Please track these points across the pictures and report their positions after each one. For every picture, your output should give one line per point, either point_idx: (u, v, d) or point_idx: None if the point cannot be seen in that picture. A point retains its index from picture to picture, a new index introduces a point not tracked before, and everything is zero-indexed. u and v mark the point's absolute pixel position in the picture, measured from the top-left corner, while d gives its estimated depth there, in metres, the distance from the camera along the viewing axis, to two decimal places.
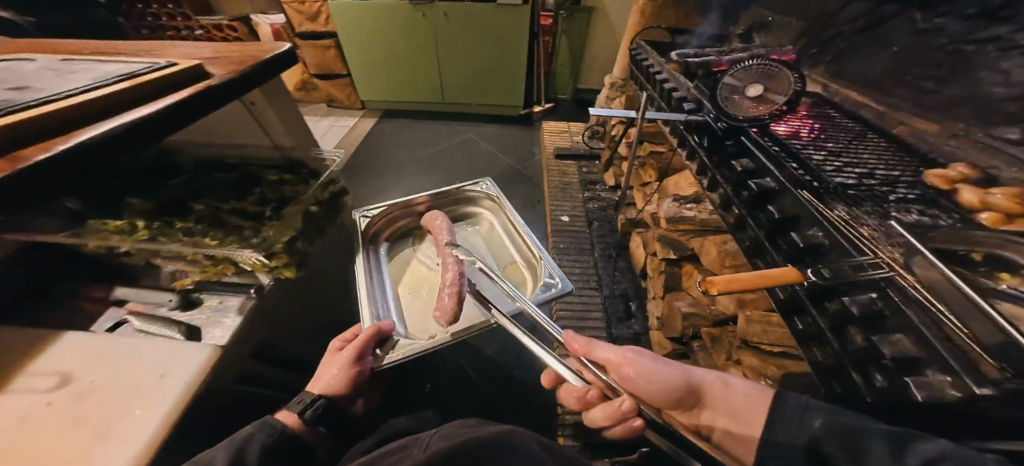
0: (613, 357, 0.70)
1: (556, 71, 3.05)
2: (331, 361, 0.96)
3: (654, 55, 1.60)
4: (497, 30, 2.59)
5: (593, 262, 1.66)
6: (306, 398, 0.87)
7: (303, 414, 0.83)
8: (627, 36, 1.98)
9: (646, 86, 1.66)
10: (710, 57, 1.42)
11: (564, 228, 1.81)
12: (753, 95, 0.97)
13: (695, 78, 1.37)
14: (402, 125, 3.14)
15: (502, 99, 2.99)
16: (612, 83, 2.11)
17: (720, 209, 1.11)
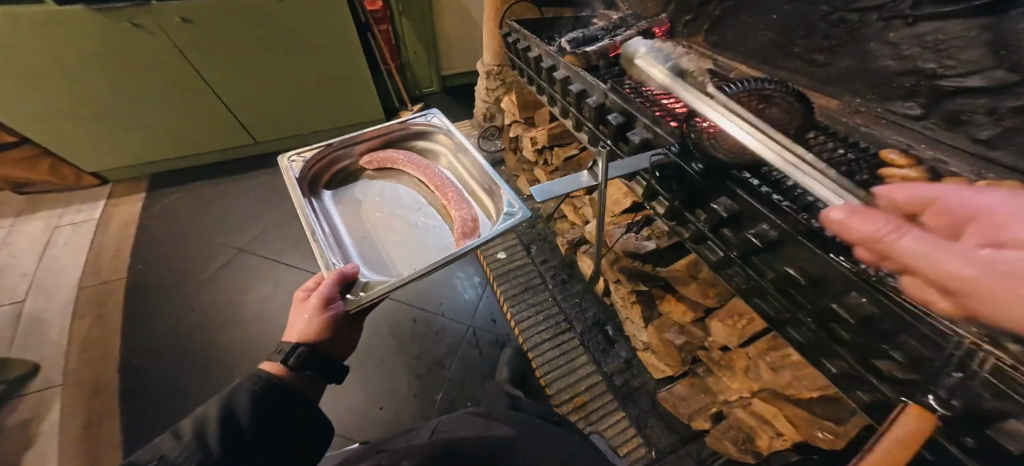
0: (935, 268, 0.30)
1: (411, 64, 2.45)
2: (299, 310, 0.91)
3: (536, 44, 1.26)
4: (280, 28, 1.81)
5: (555, 299, 1.49)
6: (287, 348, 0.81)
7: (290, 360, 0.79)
8: (489, 17, 1.59)
9: (540, 85, 1.32)
10: (604, 41, 1.14)
11: (503, 271, 1.56)
12: (752, 127, 0.68)
13: (602, 77, 1.07)
14: (207, 190, 2.17)
15: (335, 113, 2.25)
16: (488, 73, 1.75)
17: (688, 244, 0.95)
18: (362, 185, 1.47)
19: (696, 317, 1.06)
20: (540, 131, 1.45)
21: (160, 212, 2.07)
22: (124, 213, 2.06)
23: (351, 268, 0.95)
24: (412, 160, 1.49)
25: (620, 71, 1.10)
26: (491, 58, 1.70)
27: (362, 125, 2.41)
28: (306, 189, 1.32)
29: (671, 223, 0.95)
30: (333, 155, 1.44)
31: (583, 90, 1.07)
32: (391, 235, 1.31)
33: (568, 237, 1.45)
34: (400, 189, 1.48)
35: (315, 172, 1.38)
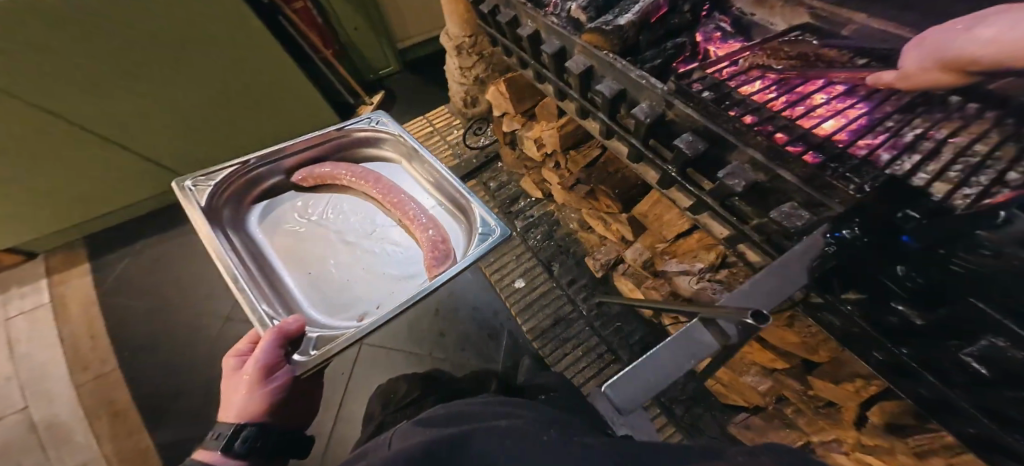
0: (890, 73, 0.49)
1: (354, 43, 1.97)
2: (233, 381, 0.74)
3: (530, 14, 0.87)
4: (130, 21, 1.27)
5: (592, 329, 1.23)
6: (226, 432, 0.66)
7: (232, 449, 0.64)
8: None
9: (543, 71, 0.94)
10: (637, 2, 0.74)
11: (525, 302, 1.31)
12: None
13: (647, 63, 0.70)
14: (172, 244, 1.89)
15: (280, 119, 1.87)
16: (461, 51, 1.40)
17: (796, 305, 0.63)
18: (298, 205, 1.12)
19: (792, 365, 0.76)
20: (546, 130, 1.11)
21: (124, 281, 1.79)
22: (85, 290, 1.78)
23: (289, 322, 0.78)
24: (357, 172, 1.13)
25: (676, 46, 0.72)
26: (461, 29, 1.34)
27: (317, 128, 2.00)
28: (220, 224, 0.99)
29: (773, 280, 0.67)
30: (252, 176, 1.08)
31: (622, 89, 0.72)
32: (342, 269, 1.02)
33: (601, 259, 1.16)
34: (345, 208, 1.14)
35: (231, 201, 1.04)
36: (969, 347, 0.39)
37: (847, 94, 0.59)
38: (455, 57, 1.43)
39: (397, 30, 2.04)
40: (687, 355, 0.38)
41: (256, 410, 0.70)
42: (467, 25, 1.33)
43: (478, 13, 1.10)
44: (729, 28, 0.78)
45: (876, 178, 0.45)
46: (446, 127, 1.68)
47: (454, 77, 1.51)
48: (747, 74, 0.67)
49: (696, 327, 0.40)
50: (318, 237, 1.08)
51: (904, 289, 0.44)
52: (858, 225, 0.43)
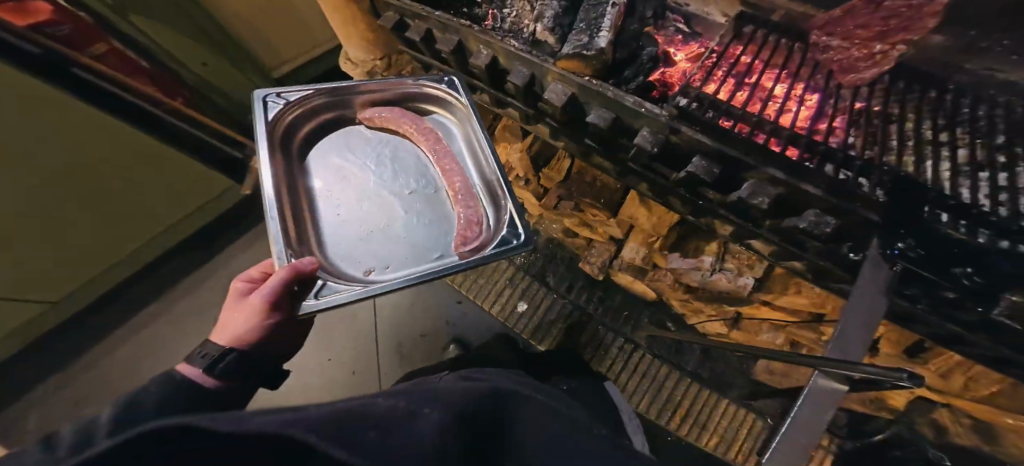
0: None
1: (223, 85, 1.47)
2: (236, 303, 0.63)
3: (483, 40, 0.79)
4: None
5: (604, 326, 1.25)
6: (211, 351, 0.56)
7: (212, 370, 0.55)
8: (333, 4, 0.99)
9: (506, 99, 0.89)
10: (602, 20, 0.72)
11: (536, 323, 1.29)
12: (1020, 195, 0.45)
13: (630, 83, 0.72)
14: (52, 406, 1.40)
15: (152, 208, 1.38)
16: (373, 76, 1.25)
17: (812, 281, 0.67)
18: (353, 144, 0.85)
19: (804, 320, 0.85)
20: (512, 153, 1.11)
21: None
22: None
23: (310, 260, 0.60)
24: (418, 125, 0.82)
25: (651, 57, 0.74)
26: (367, 52, 1.18)
27: (204, 202, 1.53)
28: (282, 145, 0.78)
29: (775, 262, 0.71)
30: (321, 100, 0.84)
31: (614, 115, 0.70)
32: (377, 235, 0.75)
33: (596, 262, 1.08)
34: (395, 163, 0.84)
35: (303, 118, 0.82)
36: (996, 308, 0.42)
37: (804, 85, 0.64)
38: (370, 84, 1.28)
39: None
40: (827, 406, 0.41)
41: (250, 336, 0.59)
42: (375, 48, 1.16)
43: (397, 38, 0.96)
44: (686, 28, 0.79)
45: (883, 176, 0.49)
46: None
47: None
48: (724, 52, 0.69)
49: (820, 377, 0.42)
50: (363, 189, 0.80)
51: (959, 285, 0.43)
52: (908, 238, 0.44)
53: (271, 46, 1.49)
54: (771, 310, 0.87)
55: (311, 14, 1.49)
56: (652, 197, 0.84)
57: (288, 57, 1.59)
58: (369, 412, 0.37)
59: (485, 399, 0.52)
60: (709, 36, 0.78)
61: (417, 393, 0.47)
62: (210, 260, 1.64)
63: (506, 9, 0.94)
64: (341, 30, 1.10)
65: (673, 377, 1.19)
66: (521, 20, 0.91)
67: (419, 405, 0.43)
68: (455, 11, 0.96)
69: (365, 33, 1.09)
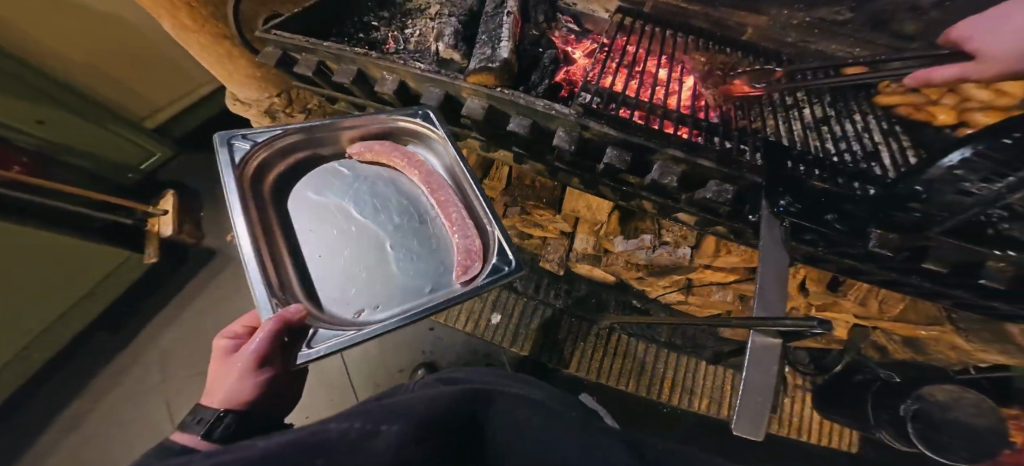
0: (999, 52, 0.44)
1: (69, 143, 1.29)
2: (221, 365, 0.50)
3: (384, 66, 0.79)
4: None
5: (577, 317, 1.29)
6: (203, 417, 0.43)
7: (211, 435, 0.41)
8: (198, 42, 0.96)
9: None
10: (497, 30, 0.74)
11: (511, 330, 1.30)
12: (833, 150, 0.65)
13: (538, 87, 0.73)
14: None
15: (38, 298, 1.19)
16: (274, 112, 1.23)
17: (735, 240, 0.73)
18: (329, 182, 0.68)
19: (741, 274, 0.91)
20: None
21: None
22: None
23: (300, 305, 0.50)
24: (396, 157, 0.66)
25: (552, 59, 0.76)
26: (262, 91, 1.16)
27: (103, 276, 1.35)
28: (259, 193, 0.62)
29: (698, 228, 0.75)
30: (291, 139, 0.67)
31: (532, 121, 0.72)
32: (371, 282, 0.58)
33: (554, 259, 1.11)
34: (376, 195, 0.67)
35: (276, 160, 0.66)
36: (870, 242, 0.52)
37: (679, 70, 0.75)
38: (271, 120, 1.26)
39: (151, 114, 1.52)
40: (769, 364, 0.44)
41: (248, 395, 0.46)
42: (264, 84, 1.13)
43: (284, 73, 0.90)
44: (577, 27, 0.87)
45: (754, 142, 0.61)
46: None
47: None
48: (614, 44, 0.78)
49: (758, 339, 0.45)
50: (344, 233, 0.63)
51: (834, 230, 0.55)
52: (785, 193, 0.56)
53: (124, 92, 1.35)
54: (711, 271, 0.93)
55: (176, 55, 1.38)
56: (582, 188, 0.88)
57: (160, 105, 1.48)
58: (319, 439, 0.32)
59: (460, 403, 0.45)
60: (599, 31, 0.87)
61: (372, 412, 0.40)
62: (130, 344, 1.43)
63: (408, 30, 0.97)
64: (219, 69, 1.07)
65: (651, 351, 1.26)
66: (425, 39, 0.94)
67: (373, 423, 0.37)
68: (350, 37, 0.95)
69: (249, 69, 1.06)
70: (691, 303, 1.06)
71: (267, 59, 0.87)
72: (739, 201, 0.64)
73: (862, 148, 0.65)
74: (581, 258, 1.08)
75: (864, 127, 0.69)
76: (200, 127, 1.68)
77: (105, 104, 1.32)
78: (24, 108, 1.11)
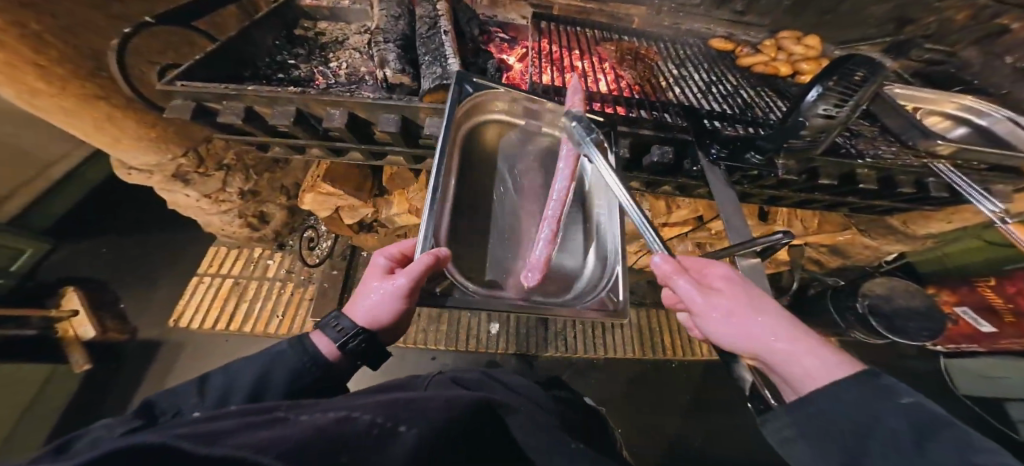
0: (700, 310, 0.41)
1: None
2: (372, 282, 0.54)
3: (329, 102, 0.77)
4: None
5: None
6: (344, 327, 0.52)
7: (346, 346, 0.50)
8: (65, 108, 0.81)
9: (383, 148, 0.90)
10: (436, 49, 0.78)
11: (508, 334, 1.32)
12: (727, 108, 0.84)
13: None
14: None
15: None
16: (185, 176, 1.08)
17: (680, 194, 0.85)
18: (506, 150, 0.68)
19: (691, 225, 1.05)
20: (409, 196, 1.12)
21: None
22: None
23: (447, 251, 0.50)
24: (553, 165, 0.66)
25: (496, 68, 0.81)
26: (161, 153, 1.00)
27: (26, 405, 1.05)
28: (455, 136, 0.62)
29: (650, 189, 0.85)
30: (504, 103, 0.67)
31: None
32: (500, 267, 0.59)
33: None
34: (516, 179, 0.66)
35: (479, 113, 0.66)
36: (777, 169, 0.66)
37: (594, 64, 0.88)
38: (183, 186, 1.09)
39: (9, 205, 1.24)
40: (759, 277, 0.53)
41: (386, 319, 0.53)
42: (162, 146, 0.99)
43: (189, 113, 0.79)
44: (506, 36, 0.94)
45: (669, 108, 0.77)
46: (255, 264, 1.40)
47: (207, 208, 1.19)
48: (538, 46, 0.88)
49: (743, 264, 0.54)
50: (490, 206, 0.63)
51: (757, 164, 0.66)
52: (713, 143, 0.70)
53: None
54: (670, 227, 1.05)
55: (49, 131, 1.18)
56: None
57: (10, 190, 1.22)
58: (345, 431, 0.30)
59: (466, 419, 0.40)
60: (524, 37, 0.95)
61: (392, 401, 0.36)
62: None
63: (333, 63, 0.95)
64: (95, 137, 0.90)
65: (634, 314, 1.39)
66: (357, 69, 0.93)
67: (395, 419, 0.34)
68: (269, 78, 0.89)
69: (138, 128, 0.92)
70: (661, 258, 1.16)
71: (186, 110, 0.78)
72: (679, 157, 0.73)
73: (741, 106, 0.86)
74: None
75: (733, 89, 0.92)
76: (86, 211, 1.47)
77: None
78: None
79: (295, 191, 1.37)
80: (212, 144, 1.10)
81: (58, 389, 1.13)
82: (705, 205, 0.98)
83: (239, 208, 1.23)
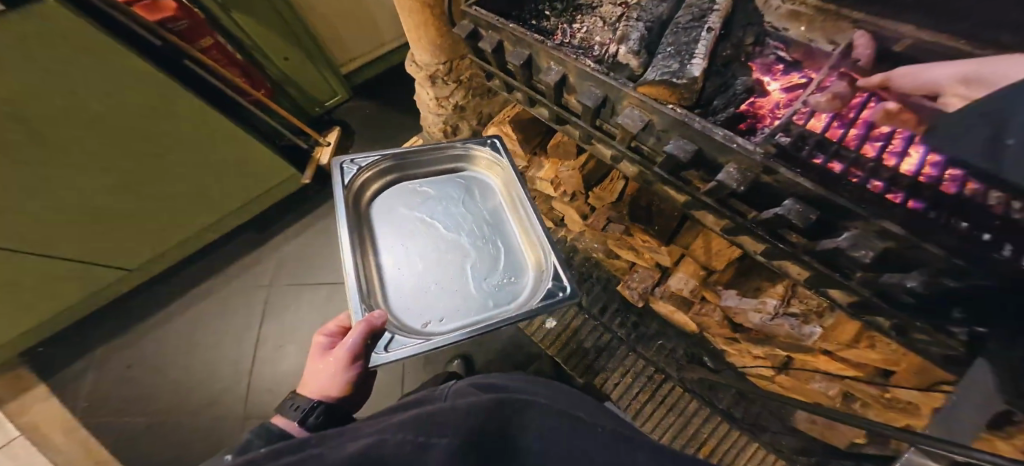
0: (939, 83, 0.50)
1: (291, 77, 1.77)
2: (317, 359, 0.66)
3: (555, 57, 0.77)
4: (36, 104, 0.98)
5: (637, 353, 1.23)
6: (301, 406, 0.56)
7: (306, 422, 0.55)
8: (409, 15, 1.07)
9: (569, 117, 0.87)
10: (689, 46, 0.70)
11: (563, 340, 1.29)
12: None
13: (718, 114, 0.69)
14: (95, 379, 1.55)
15: (225, 187, 1.52)
16: (435, 79, 1.26)
17: (892, 337, 0.66)
18: (409, 200, 0.92)
19: (862, 372, 0.82)
20: (565, 170, 1.10)
21: (91, 404, 1.50)
22: (44, 426, 1.46)
23: (383, 314, 0.65)
24: (471, 199, 0.93)
25: (746, 88, 0.70)
26: (432, 57, 1.19)
27: (280, 183, 1.68)
28: (355, 210, 0.86)
29: (851, 312, 0.68)
30: (387, 163, 0.92)
31: (696, 148, 0.66)
32: (438, 297, 0.78)
33: (637, 287, 1.05)
34: (436, 213, 0.90)
35: (373, 177, 0.90)
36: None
37: None
38: (430, 87, 1.28)
39: (341, 57, 1.91)
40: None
41: (337, 390, 0.61)
42: (440, 53, 1.18)
43: (465, 30, 0.91)
44: (785, 56, 0.77)
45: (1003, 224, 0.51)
46: None
47: (429, 108, 1.36)
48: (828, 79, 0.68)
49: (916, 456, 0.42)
50: (428, 247, 0.85)
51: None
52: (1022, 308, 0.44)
53: (336, 39, 1.82)
54: (824, 357, 0.83)
55: (382, 15, 1.86)
56: (719, 230, 0.79)
57: (354, 56, 1.96)
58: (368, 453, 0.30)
59: (494, 419, 0.36)
60: (811, 64, 0.75)
61: (415, 420, 0.35)
62: (275, 239, 1.80)
63: (576, 25, 0.93)
64: (408, 31, 1.14)
65: (718, 423, 1.13)
66: (591, 37, 0.90)
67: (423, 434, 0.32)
68: (524, 23, 0.94)
69: (435, 39, 1.13)
70: (784, 382, 0.95)
71: (464, 28, 0.90)
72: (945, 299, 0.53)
73: None
74: (669, 301, 1.01)
75: None
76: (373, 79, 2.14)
77: (325, 48, 1.81)
78: (276, 42, 1.61)
79: (486, 121, 1.42)
80: (461, 62, 1.25)
81: (291, 186, 1.73)
82: (912, 366, 0.73)
83: (440, 119, 1.37)
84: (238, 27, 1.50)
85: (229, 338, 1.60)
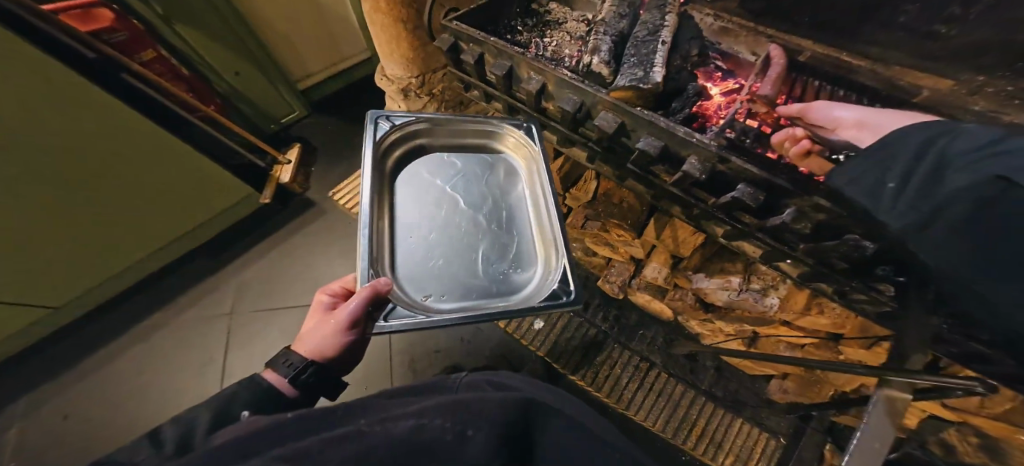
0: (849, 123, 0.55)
1: (245, 93, 1.73)
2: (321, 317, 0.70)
3: (535, 67, 0.84)
4: None
5: (619, 344, 1.30)
6: (295, 363, 0.61)
7: (296, 379, 0.60)
8: (380, 26, 1.11)
9: (549, 121, 0.94)
10: (652, 55, 0.79)
11: (550, 341, 1.33)
12: None
13: (677, 114, 0.78)
14: (24, 429, 1.37)
15: (177, 206, 1.45)
16: (407, 92, 1.30)
17: (837, 301, 0.75)
18: (435, 168, 0.95)
19: (818, 338, 0.91)
20: None
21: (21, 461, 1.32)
22: None
23: (387, 281, 0.66)
24: (484, 179, 0.96)
25: (696, 91, 0.79)
26: (404, 70, 1.23)
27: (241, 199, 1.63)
28: (382, 172, 0.87)
29: (800, 280, 0.76)
30: (419, 126, 0.94)
31: (663, 143, 0.74)
32: (449, 277, 0.80)
33: (616, 281, 1.12)
34: (456, 190, 0.93)
35: (402, 139, 0.92)
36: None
37: None
38: (403, 100, 1.32)
39: (296, 71, 1.90)
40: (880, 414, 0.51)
41: (330, 352, 0.66)
42: (412, 66, 1.22)
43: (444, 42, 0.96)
44: (722, 65, 0.90)
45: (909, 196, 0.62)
46: None
47: None
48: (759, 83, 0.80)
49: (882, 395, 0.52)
50: (443, 225, 0.87)
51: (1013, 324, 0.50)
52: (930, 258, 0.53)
53: (293, 55, 1.82)
54: (784, 328, 0.93)
55: (338, 30, 1.88)
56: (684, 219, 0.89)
57: (311, 71, 1.96)
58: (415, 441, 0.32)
59: (523, 419, 0.38)
60: (743, 73, 0.89)
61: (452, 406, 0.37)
62: (238, 261, 1.71)
63: (547, 39, 1.02)
64: (379, 43, 1.18)
65: (698, 403, 1.18)
66: (561, 50, 0.99)
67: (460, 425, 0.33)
68: (500, 37, 1.01)
69: (407, 52, 1.17)
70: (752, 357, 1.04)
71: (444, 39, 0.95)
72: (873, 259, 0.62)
73: None
74: (645, 290, 1.09)
75: None
76: (332, 94, 2.14)
77: (279, 63, 1.80)
78: (227, 57, 1.58)
79: None
80: (433, 74, 1.29)
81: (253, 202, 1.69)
82: (854, 327, 0.83)
83: None
84: (188, 43, 1.47)
85: (188, 370, 1.47)
